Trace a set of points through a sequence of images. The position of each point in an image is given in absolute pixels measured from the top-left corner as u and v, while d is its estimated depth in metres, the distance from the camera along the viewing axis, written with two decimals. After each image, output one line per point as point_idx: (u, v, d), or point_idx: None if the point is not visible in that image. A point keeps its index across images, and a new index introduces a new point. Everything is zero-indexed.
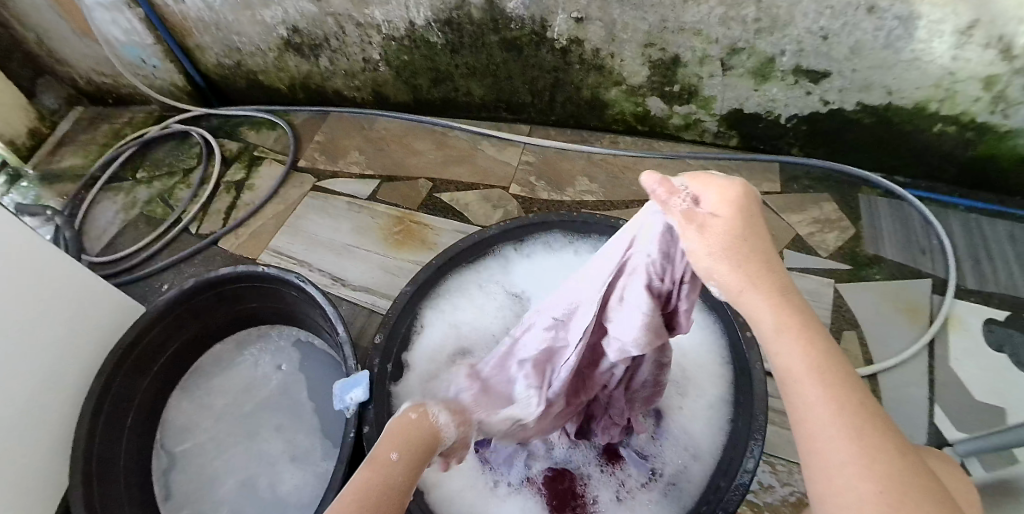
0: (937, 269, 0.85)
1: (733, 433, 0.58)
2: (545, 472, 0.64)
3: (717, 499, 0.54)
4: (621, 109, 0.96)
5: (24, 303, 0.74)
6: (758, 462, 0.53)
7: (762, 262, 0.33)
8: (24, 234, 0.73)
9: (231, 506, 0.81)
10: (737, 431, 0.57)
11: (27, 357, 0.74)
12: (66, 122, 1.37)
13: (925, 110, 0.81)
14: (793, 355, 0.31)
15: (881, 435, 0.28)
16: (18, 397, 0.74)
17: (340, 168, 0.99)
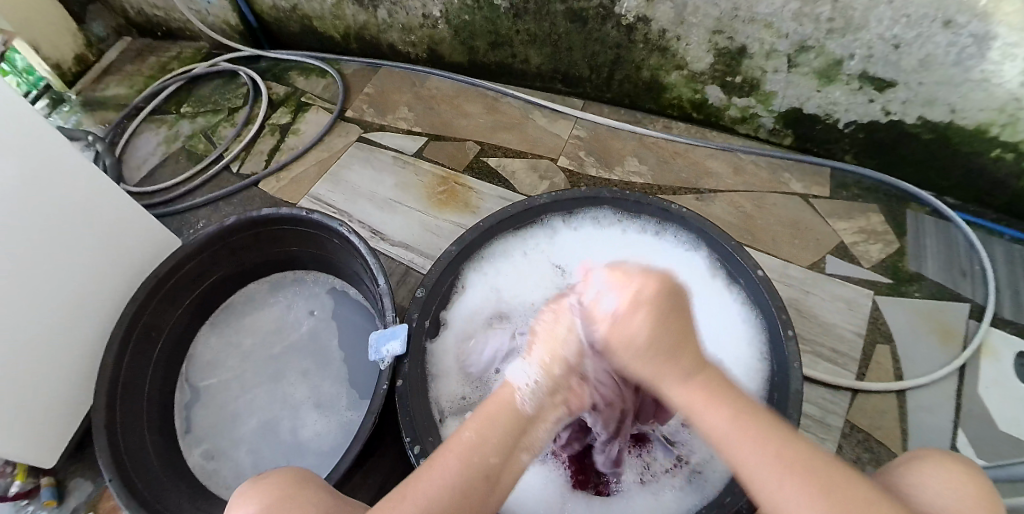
0: (976, 295, 0.83)
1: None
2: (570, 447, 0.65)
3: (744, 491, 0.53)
4: (678, 94, 0.94)
5: (65, 222, 0.74)
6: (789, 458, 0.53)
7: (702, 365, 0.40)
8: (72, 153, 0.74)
9: (250, 445, 0.83)
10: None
11: (63, 275, 0.75)
12: (112, 52, 1.38)
13: (986, 133, 0.79)
14: (714, 420, 0.38)
15: (833, 482, 0.35)
16: (51, 313, 0.75)
17: (387, 122, 0.99)
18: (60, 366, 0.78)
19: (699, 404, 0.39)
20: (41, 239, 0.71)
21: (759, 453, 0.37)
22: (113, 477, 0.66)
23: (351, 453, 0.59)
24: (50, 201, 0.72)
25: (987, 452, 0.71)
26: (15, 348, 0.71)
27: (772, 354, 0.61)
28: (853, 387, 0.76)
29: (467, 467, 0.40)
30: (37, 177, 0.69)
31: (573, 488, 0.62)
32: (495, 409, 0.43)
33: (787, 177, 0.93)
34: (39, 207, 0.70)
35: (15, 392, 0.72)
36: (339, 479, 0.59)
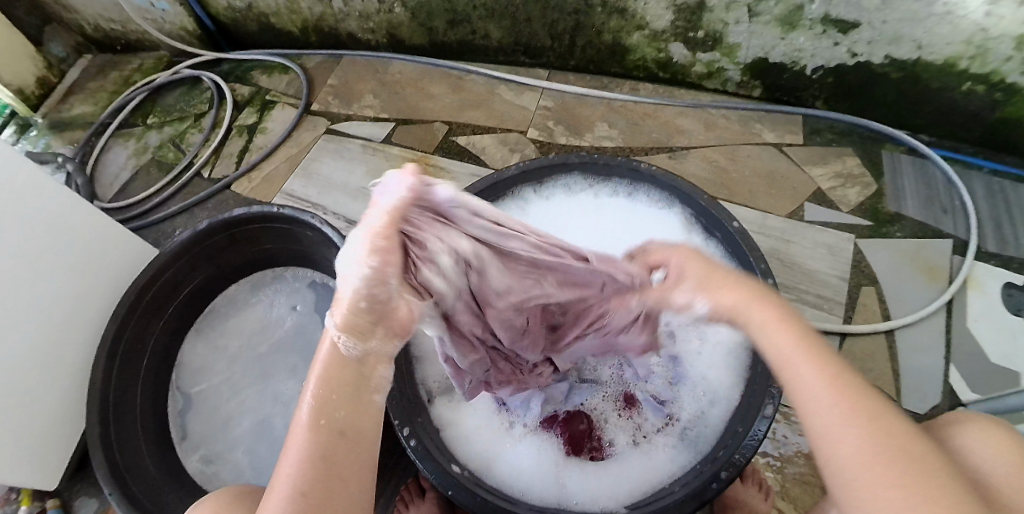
0: (958, 230, 0.83)
1: (753, 380, 0.57)
2: (561, 416, 0.64)
3: (734, 443, 0.53)
4: (643, 55, 0.93)
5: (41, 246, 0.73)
6: (778, 407, 0.53)
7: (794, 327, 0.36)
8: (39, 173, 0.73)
9: (246, 446, 0.83)
10: (756, 381, 0.56)
11: (43, 302, 0.75)
12: (74, 71, 1.36)
13: (954, 67, 0.79)
14: (785, 347, 0.35)
15: (893, 426, 0.32)
16: (37, 341, 0.74)
17: (353, 111, 0.98)
18: (51, 385, 0.78)
19: (772, 335, 0.36)
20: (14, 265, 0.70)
21: (815, 374, 0.34)
22: (113, 491, 0.66)
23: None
24: (27, 221, 0.71)
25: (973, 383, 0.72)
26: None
27: None
28: (840, 330, 0.76)
29: (319, 431, 0.33)
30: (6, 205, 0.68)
31: (566, 456, 0.62)
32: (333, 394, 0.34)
33: (759, 128, 0.93)
34: (13, 237, 0.69)
35: (10, 416, 0.72)
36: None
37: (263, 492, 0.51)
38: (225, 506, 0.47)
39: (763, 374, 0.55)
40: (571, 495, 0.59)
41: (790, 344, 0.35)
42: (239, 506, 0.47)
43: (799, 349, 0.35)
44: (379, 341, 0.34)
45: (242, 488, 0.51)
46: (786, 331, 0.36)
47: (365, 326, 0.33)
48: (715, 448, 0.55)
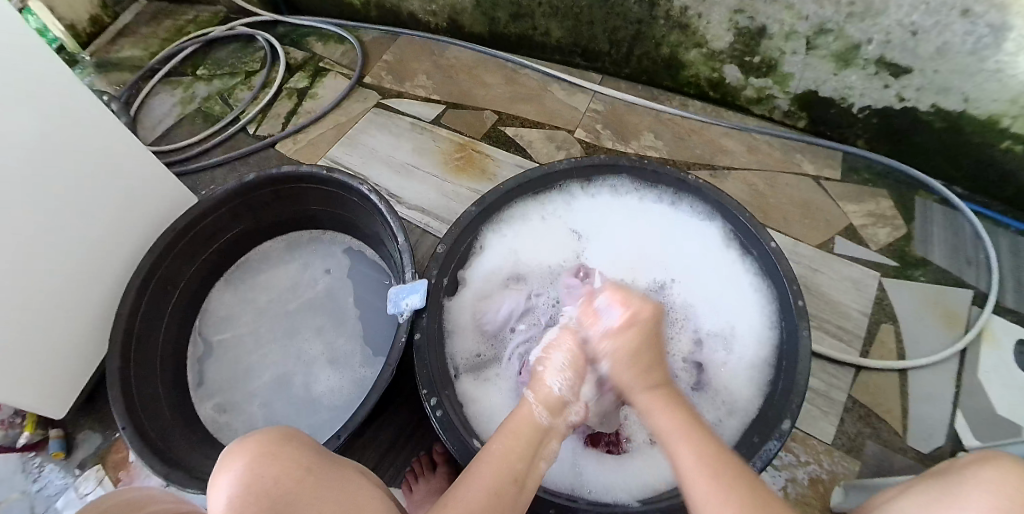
0: (980, 282, 0.84)
1: (775, 398, 0.58)
2: None
3: (751, 451, 0.55)
4: (696, 73, 0.94)
5: (87, 178, 0.75)
6: (796, 421, 0.54)
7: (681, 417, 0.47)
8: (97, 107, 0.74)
9: (262, 399, 0.84)
10: (777, 399, 0.57)
11: (81, 232, 0.76)
12: (128, 14, 1.37)
13: (997, 124, 0.80)
14: (677, 439, 0.45)
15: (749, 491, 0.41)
16: (70, 269, 0.76)
17: (405, 89, 1.00)
18: (75, 313, 0.79)
19: (665, 424, 0.47)
20: (58, 192, 0.72)
21: (687, 449, 0.44)
22: (126, 425, 0.67)
23: (369, 402, 0.61)
24: (79, 153, 0.72)
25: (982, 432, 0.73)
26: (31, 298, 0.72)
27: (782, 319, 0.63)
28: (856, 363, 0.78)
29: (501, 471, 0.46)
30: (61, 134, 0.70)
31: (586, 446, 0.63)
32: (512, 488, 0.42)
33: (799, 158, 0.94)
34: (62, 166, 0.71)
35: (33, 337, 0.74)
36: (356, 428, 0.61)
37: (303, 439, 0.47)
38: (267, 450, 0.43)
39: (786, 393, 0.57)
40: (585, 483, 0.60)
41: (669, 420, 0.47)
42: (283, 452, 0.43)
43: (680, 430, 0.46)
44: (563, 420, 0.52)
45: (285, 431, 0.46)
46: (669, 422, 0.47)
47: (558, 402, 0.51)
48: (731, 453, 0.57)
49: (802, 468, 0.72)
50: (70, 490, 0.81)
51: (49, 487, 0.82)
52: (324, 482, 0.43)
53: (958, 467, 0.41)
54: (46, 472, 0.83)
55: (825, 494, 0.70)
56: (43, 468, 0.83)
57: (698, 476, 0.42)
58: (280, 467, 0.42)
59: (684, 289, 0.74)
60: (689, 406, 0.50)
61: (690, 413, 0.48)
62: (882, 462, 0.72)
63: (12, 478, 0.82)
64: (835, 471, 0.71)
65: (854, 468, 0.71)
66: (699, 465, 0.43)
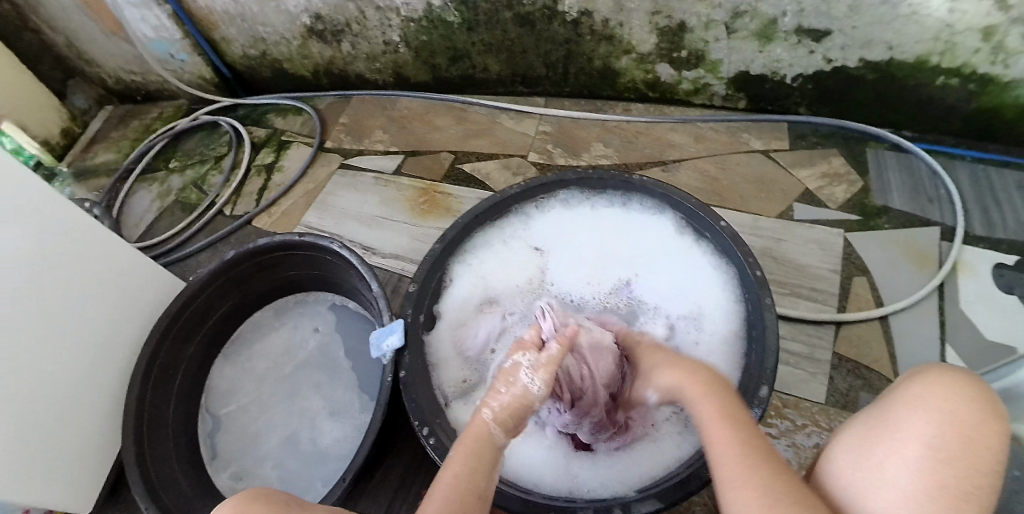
0: (946, 217, 0.88)
1: (749, 367, 0.62)
2: None
3: None
4: (632, 77, 0.99)
5: (79, 283, 0.79)
6: (770, 391, 0.57)
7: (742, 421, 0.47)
8: (81, 217, 0.80)
9: (275, 460, 0.88)
10: (752, 367, 0.61)
11: (81, 334, 0.81)
12: (96, 121, 1.44)
13: (926, 63, 0.84)
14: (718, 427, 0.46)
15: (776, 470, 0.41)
16: (77, 371, 0.80)
17: (365, 146, 1.04)
18: (90, 409, 0.83)
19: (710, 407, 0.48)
20: (56, 302, 0.76)
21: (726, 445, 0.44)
22: (149, 506, 0.72)
23: (366, 445, 0.66)
24: (66, 261, 0.77)
25: (974, 363, 0.76)
26: (47, 400, 0.76)
27: (743, 292, 0.67)
28: (836, 320, 0.81)
29: (461, 484, 0.45)
30: (48, 249, 0.75)
31: (576, 450, 0.67)
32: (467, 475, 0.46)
33: (746, 137, 0.98)
34: (53, 276, 0.75)
35: (56, 439, 0.78)
36: (359, 470, 0.66)
37: (283, 495, 0.51)
38: (240, 510, 0.47)
39: (760, 359, 0.60)
40: (582, 484, 0.63)
41: (711, 410, 0.48)
42: (255, 507, 0.47)
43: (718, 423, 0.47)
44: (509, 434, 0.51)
45: (258, 490, 0.50)
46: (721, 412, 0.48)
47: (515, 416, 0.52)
48: None
49: (804, 432, 0.74)
50: None
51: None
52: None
53: (901, 382, 0.45)
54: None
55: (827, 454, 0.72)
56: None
57: (730, 457, 0.43)
58: None
59: (647, 283, 0.78)
60: (736, 398, 0.50)
61: (733, 403, 0.49)
62: None
63: None
64: (834, 430, 0.74)
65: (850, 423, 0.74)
66: (734, 453, 0.43)
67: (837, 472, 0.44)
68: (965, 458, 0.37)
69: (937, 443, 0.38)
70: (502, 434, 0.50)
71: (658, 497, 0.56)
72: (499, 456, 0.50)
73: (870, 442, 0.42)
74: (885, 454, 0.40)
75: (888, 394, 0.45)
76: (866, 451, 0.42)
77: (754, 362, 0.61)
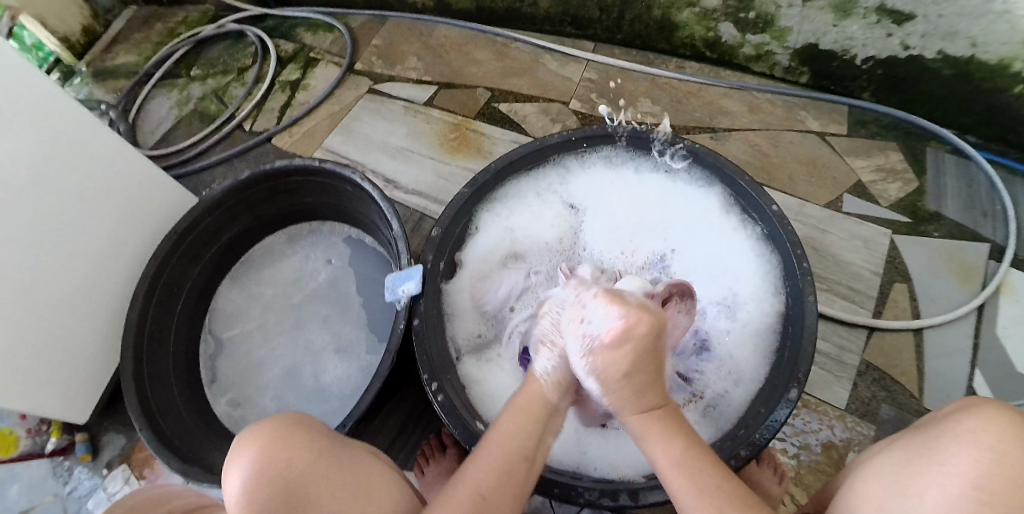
0: (998, 234, 0.82)
1: (781, 363, 0.58)
2: None
3: (757, 423, 0.54)
4: (691, 33, 0.92)
5: (89, 186, 0.75)
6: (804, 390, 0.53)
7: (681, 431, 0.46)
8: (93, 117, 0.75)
9: (274, 391, 0.85)
10: (785, 362, 0.57)
11: (89, 241, 0.77)
12: (120, 21, 1.37)
13: (1009, 68, 0.76)
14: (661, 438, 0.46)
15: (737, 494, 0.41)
16: (81, 282, 0.77)
17: (396, 73, 0.99)
18: (91, 320, 0.80)
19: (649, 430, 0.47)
20: (63, 204, 0.72)
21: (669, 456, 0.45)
22: (144, 427, 0.69)
23: (372, 390, 0.61)
24: (78, 162, 0.73)
25: (1006, 391, 0.72)
26: (47, 306, 0.73)
27: (786, 283, 0.62)
28: (869, 324, 0.76)
29: (518, 434, 0.48)
30: (58, 147, 0.70)
31: (591, 424, 0.62)
32: (513, 445, 0.47)
33: (803, 115, 0.92)
34: (61, 175, 0.71)
35: (53, 348, 0.75)
36: (361, 416, 0.61)
37: (317, 424, 0.46)
38: (290, 431, 0.43)
39: (792, 357, 0.56)
40: (591, 462, 0.59)
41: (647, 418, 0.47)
42: (306, 433, 0.44)
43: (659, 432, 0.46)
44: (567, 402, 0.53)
45: (304, 416, 0.46)
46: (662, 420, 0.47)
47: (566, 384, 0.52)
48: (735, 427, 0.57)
49: (817, 436, 0.71)
50: (99, 490, 0.83)
51: (80, 487, 0.83)
52: (342, 468, 0.43)
53: (949, 411, 0.41)
54: (77, 473, 0.84)
55: (838, 460, 0.69)
56: (72, 471, 0.84)
57: (673, 466, 0.44)
58: (302, 449, 0.42)
59: (685, 259, 0.72)
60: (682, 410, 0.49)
61: (691, 438, 0.46)
62: (900, 425, 0.71)
63: (44, 483, 0.83)
64: (849, 436, 0.70)
65: (869, 433, 0.70)
66: (672, 461, 0.44)
67: (866, 496, 0.40)
68: (1017, 504, 0.33)
69: (983, 483, 0.34)
70: (563, 398, 0.52)
71: (672, 488, 0.52)
72: (558, 418, 0.52)
73: (908, 472, 0.38)
74: (924, 486, 0.36)
75: (930, 423, 0.41)
76: (902, 479, 0.38)
77: (787, 363, 0.56)
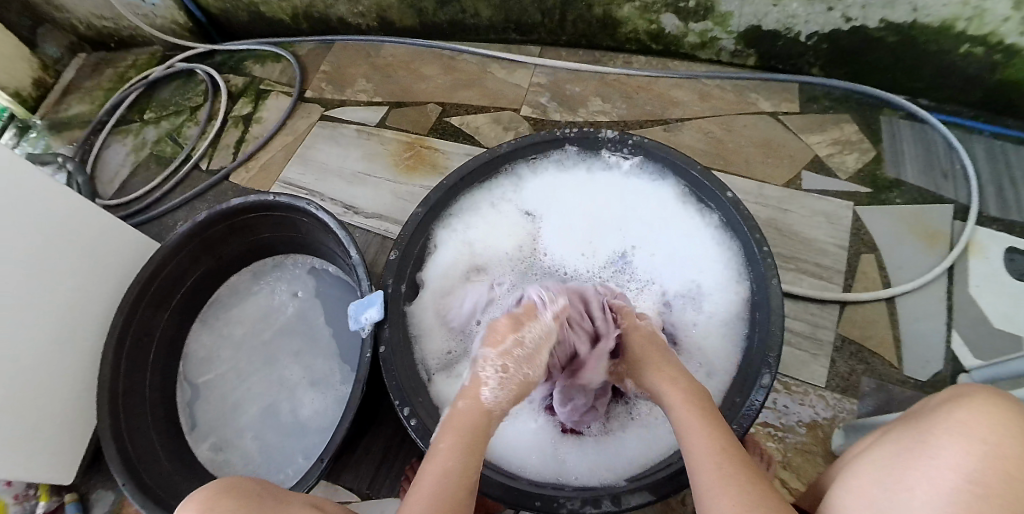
0: (960, 195, 0.82)
1: (752, 353, 0.58)
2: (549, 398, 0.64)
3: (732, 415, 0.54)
4: (634, 27, 0.92)
5: (46, 247, 0.74)
6: (775, 380, 0.53)
7: (711, 418, 0.47)
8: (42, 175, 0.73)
9: (255, 431, 0.84)
10: (753, 351, 0.57)
11: (52, 302, 0.75)
12: (70, 71, 1.35)
13: (952, 29, 0.77)
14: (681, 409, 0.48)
15: (748, 478, 0.40)
16: (47, 345, 0.75)
17: (347, 97, 0.98)
18: (66, 381, 0.78)
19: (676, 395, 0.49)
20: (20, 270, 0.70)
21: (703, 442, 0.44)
22: (126, 481, 0.68)
23: (345, 423, 0.61)
24: (32, 223, 0.71)
25: (980, 352, 0.72)
26: (16, 374, 0.71)
27: (750, 272, 0.62)
28: (840, 299, 0.77)
29: (450, 460, 0.43)
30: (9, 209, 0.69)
31: (564, 433, 0.62)
32: (450, 462, 0.43)
33: (754, 97, 0.92)
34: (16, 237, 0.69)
35: (35, 410, 0.74)
36: (337, 449, 0.61)
37: (255, 484, 0.46)
38: (236, 489, 0.43)
39: (762, 346, 0.56)
40: (570, 470, 0.59)
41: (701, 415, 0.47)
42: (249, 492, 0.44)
43: (692, 415, 0.47)
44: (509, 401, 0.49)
45: (243, 479, 0.46)
46: (684, 396, 0.49)
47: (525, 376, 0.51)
48: None
49: (799, 416, 0.71)
50: None
51: None
52: None
53: (937, 406, 0.41)
54: None
55: (824, 438, 0.69)
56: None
57: (708, 458, 0.43)
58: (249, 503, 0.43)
59: (647, 255, 0.72)
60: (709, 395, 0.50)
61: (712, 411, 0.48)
62: (879, 396, 0.71)
63: None
64: (832, 413, 0.71)
65: (850, 407, 0.71)
66: (711, 454, 0.43)
67: (857, 490, 0.40)
68: (1011, 497, 0.33)
69: (978, 475, 0.34)
70: (503, 406, 0.48)
71: (653, 489, 0.52)
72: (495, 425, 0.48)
73: (898, 465, 0.38)
74: (916, 480, 0.36)
75: (918, 417, 0.41)
76: (893, 473, 0.37)
77: (755, 349, 0.57)
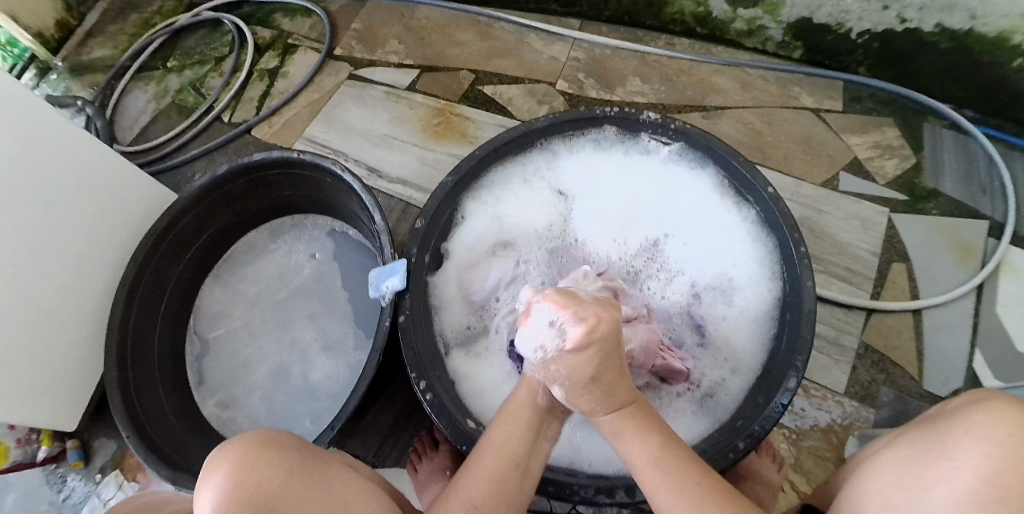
0: (995, 212, 0.80)
1: (780, 354, 0.56)
2: None
3: (756, 416, 0.53)
4: (680, 8, 0.89)
5: (63, 190, 0.72)
6: (802, 380, 0.52)
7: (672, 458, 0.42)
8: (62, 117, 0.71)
9: (263, 392, 0.83)
10: (783, 351, 0.55)
11: (64, 248, 0.74)
12: (93, 15, 1.31)
13: (1009, 40, 0.74)
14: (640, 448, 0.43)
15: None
16: (58, 291, 0.74)
17: (377, 57, 0.96)
18: (76, 327, 0.77)
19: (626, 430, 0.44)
20: (35, 212, 0.69)
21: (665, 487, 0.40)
22: (130, 435, 0.67)
23: (359, 391, 0.60)
24: (51, 165, 0.70)
25: (1004, 374, 0.70)
26: (25, 317, 0.70)
27: (785, 270, 0.60)
28: (867, 306, 0.74)
29: (501, 453, 0.45)
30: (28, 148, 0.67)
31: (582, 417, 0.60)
32: (507, 449, 0.45)
33: (797, 92, 0.89)
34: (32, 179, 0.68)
35: (46, 351, 0.73)
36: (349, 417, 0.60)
37: (291, 439, 0.44)
38: (273, 442, 0.41)
39: (792, 348, 0.54)
40: (585, 457, 0.57)
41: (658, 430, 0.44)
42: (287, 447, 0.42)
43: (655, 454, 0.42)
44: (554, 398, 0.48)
45: (274, 432, 0.43)
46: (639, 434, 0.44)
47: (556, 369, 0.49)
48: (733, 419, 0.55)
49: (817, 421, 0.70)
50: (93, 497, 0.79)
51: (74, 494, 0.80)
52: (313, 486, 0.40)
53: (964, 407, 0.38)
54: (70, 480, 0.81)
55: (839, 446, 0.68)
56: (66, 478, 0.81)
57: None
58: (288, 460, 0.40)
59: (681, 244, 0.69)
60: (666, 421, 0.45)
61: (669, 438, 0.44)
62: (900, 408, 0.69)
63: (38, 491, 0.80)
64: (849, 419, 0.69)
65: (869, 417, 0.69)
66: (681, 508, 0.39)
67: (875, 492, 0.38)
68: None
69: (995, 478, 0.31)
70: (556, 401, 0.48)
71: None
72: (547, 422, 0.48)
73: (916, 465, 0.36)
74: (931, 482, 0.34)
75: (942, 419, 0.38)
76: (911, 477, 0.35)
77: (782, 350, 0.55)
